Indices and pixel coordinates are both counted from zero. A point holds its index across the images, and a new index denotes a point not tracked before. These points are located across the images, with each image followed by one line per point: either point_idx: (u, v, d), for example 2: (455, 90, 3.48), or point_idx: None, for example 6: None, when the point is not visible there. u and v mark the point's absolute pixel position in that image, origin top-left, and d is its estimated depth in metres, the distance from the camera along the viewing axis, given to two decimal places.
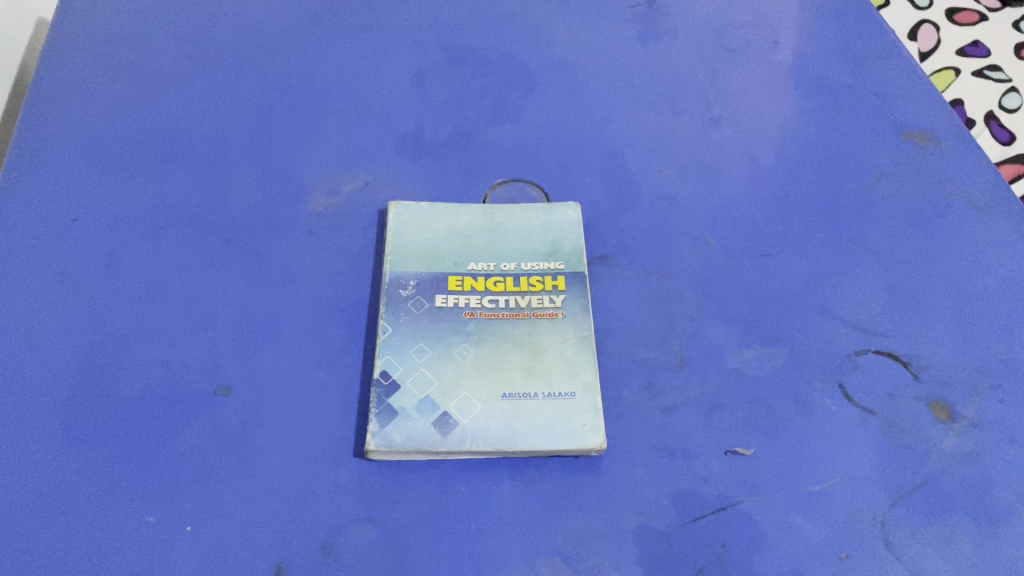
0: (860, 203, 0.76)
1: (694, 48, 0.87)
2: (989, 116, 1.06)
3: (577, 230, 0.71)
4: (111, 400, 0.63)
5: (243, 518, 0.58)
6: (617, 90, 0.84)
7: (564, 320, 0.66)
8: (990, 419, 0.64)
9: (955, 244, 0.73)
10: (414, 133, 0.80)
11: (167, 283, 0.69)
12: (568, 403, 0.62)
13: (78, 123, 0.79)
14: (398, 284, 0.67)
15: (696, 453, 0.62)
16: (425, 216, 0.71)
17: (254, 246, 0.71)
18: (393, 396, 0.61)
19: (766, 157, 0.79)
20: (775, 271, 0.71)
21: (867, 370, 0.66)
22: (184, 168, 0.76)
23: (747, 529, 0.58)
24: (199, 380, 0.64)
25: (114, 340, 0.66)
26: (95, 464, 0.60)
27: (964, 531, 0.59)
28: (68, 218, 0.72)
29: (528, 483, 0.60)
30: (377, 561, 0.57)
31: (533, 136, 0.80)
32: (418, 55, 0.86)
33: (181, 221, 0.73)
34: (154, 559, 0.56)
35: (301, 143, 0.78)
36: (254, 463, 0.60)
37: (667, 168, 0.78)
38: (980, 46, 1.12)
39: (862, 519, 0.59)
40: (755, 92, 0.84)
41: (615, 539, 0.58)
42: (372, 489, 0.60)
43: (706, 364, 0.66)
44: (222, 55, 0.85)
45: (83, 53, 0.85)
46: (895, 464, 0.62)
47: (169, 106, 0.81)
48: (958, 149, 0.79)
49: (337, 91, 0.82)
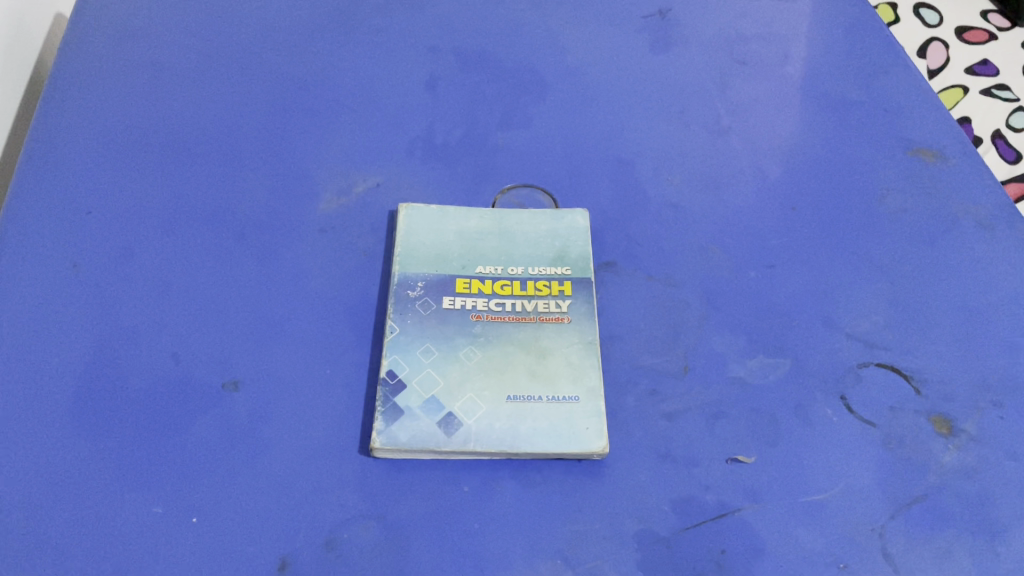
0: (865, 217, 0.77)
1: (704, 60, 0.88)
2: (995, 135, 1.06)
3: (584, 237, 0.72)
4: (121, 392, 0.64)
5: (248, 511, 0.59)
6: (626, 99, 0.85)
7: (570, 325, 0.67)
8: (990, 434, 0.64)
9: (959, 261, 0.74)
10: (426, 136, 0.81)
11: (179, 277, 0.70)
12: (571, 407, 0.63)
13: (96, 118, 0.80)
14: (406, 285, 0.68)
15: (697, 459, 0.62)
16: (434, 218, 0.73)
17: (266, 243, 0.73)
18: (399, 395, 0.63)
19: (773, 169, 0.80)
20: (779, 282, 0.72)
21: (868, 382, 0.67)
22: (198, 163, 0.78)
23: (746, 536, 0.59)
24: (207, 374, 0.65)
25: (125, 333, 0.67)
26: (104, 453, 0.61)
27: (963, 545, 0.59)
28: (83, 212, 0.74)
29: (530, 485, 0.61)
30: (379, 558, 0.57)
31: (543, 142, 0.81)
32: (432, 59, 0.87)
33: (194, 216, 0.74)
34: (159, 549, 0.57)
35: (314, 144, 0.80)
36: (260, 456, 0.61)
37: (674, 177, 0.79)
38: (988, 65, 1.13)
39: (861, 529, 0.60)
40: (763, 105, 0.85)
41: (615, 543, 0.59)
42: (376, 487, 0.60)
43: (710, 372, 0.67)
44: (238, 54, 0.86)
45: (101, 48, 0.86)
46: (895, 476, 0.62)
47: (184, 102, 0.82)
48: (964, 166, 0.80)
49: (351, 92, 0.84)
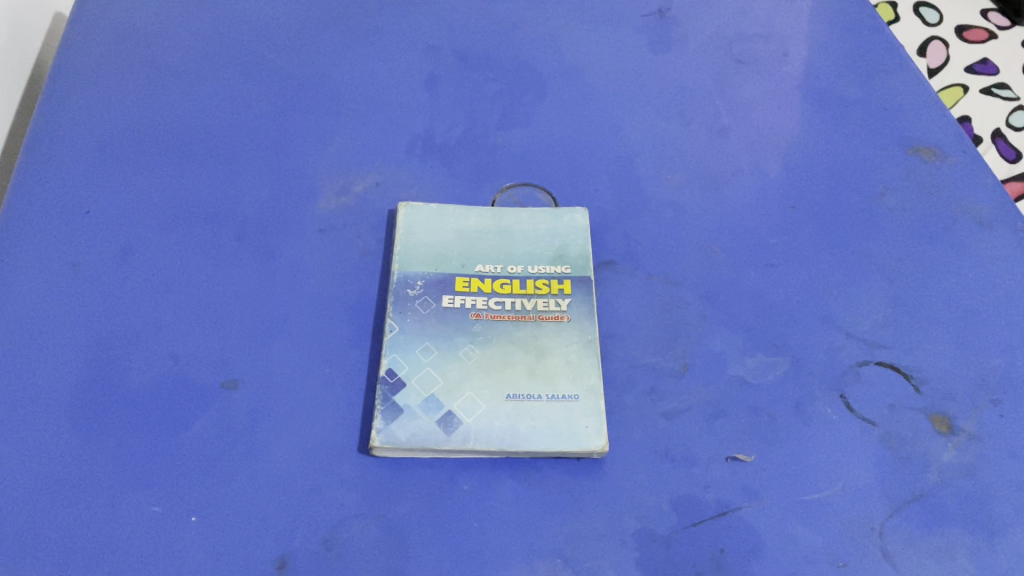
0: (865, 216, 0.77)
1: (704, 59, 0.88)
2: (996, 134, 1.06)
3: (583, 235, 0.72)
4: (120, 391, 0.64)
5: (247, 509, 0.59)
6: (625, 98, 0.85)
7: (569, 324, 0.67)
8: (990, 433, 0.64)
9: (959, 260, 0.74)
10: (425, 135, 0.81)
11: (178, 276, 0.70)
12: (570, 406, 0.63)
13: (96, 116, 0.80)
14: (406, 284, 0.68)
15: (696, 458, 0.62)
16: (434, 217, 0.73)
17: (264, 242, 0.73)
18: (399, 393, 0.63)
19: (772, 168, 0.80)
20: (778, 281, 0.72)
21: (867, 381, 0.67)
22: (197, 162, 0.78)
23: (745, 534, 0.59)
24: (206, 373, 0.65)
25: (125, 332, 0.67)
26: (103, 452, 0.61)
27: (962, 543, 0.59)
28: (82, 212, 0.74)
29: (529, 484, 0.61)
30: (378, 556, 0.57)
31: (542, 140, 0.81)
32: (431, 58, 0.87)
33: (193, 216, 0.74)
34: (158, 549, 0.57)
35: (313, 143, 0.80)
36: (258, 455, 0.61)
37: (673, 176, 0.79)
38: (988, 64, 1.12)
39: (860, 528, 0.59)
40: (763, 104, 0.85)
41: (614, 542, 0.59)
42: (376, 486, 0.60)
43: (709, 371, 0.67)
44: (237, 54, 0.86)
45: (101, 47, 0.86)
46: (894, 474, 0.62)
47: (183, 101, 0.82)
48: (964, 164, 0.80)
49: (350, 92, 0.84)
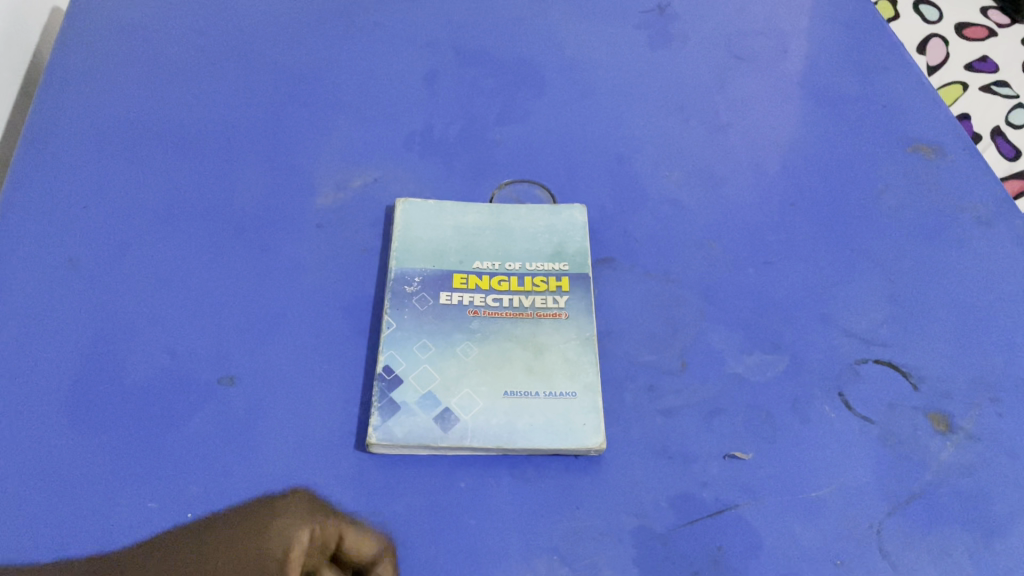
0: (865, 214, 0.76)
1: (703, 55, 0.88)
2: (995, 132, 1.06)
3: (582, 232, 0.72)
4: (116, 387, 0.64)
5: (243, 506, 0.59)
6: (625, 94, 0.84)
7: (567, 321, 0.67)
8: (989, 432, 0.64)
9: (958, 258, 0.74)
10: (423, 131, 0.80)
11: (175, 272, 0.70)
12: (568, 403, 0.62)
13: (93, 111, 0.80)
14: (403, 280, 0.68)
15: (694, 456, 0.62)
16: (432, 213, 0.72)
17: (262, 238, 0.72)
18: (396, 390, 0.62)
19: (772, 165, 0.79)
20: (778, 279, 0.72)
21: (866, 379, 0.67)
22: (195, 157, 0.77)
23: (743, 532, 0.59)
24: (203, 369, 0.65)
25: (121, 327, 0.67)
26: (99, 448, 0.61)
27: (960, 542, 0.59)
28: (79, 207, 0.73)
29: (527, 481, 0.61)
30: (375, 553, 0.57)
31: (541, 137, 0.81)
32: (430, 54, 0.86)
33: (191, 211, 0.74)
34: (154, 546, 0.57)
35: (311, 139, 0.79)
36: (255, 452, 0.61)
37: (673, 173, 0.78)
38: (988, 61, 1.12)
39: (858, 526, 0.59)
40: (762, 101, 0.84)
41: (612, 540, 0.58)
42: (373, 482, 0.60)
43: (707, 369, 0.67)
44: (235, 48, 0.86)
45: (98, 42, 0.86)
46: (892, 473, 0.62)
47: (181, 96, 0.82)
48: (963, 162, 0.80)
49: (349, 87, 0.83)
